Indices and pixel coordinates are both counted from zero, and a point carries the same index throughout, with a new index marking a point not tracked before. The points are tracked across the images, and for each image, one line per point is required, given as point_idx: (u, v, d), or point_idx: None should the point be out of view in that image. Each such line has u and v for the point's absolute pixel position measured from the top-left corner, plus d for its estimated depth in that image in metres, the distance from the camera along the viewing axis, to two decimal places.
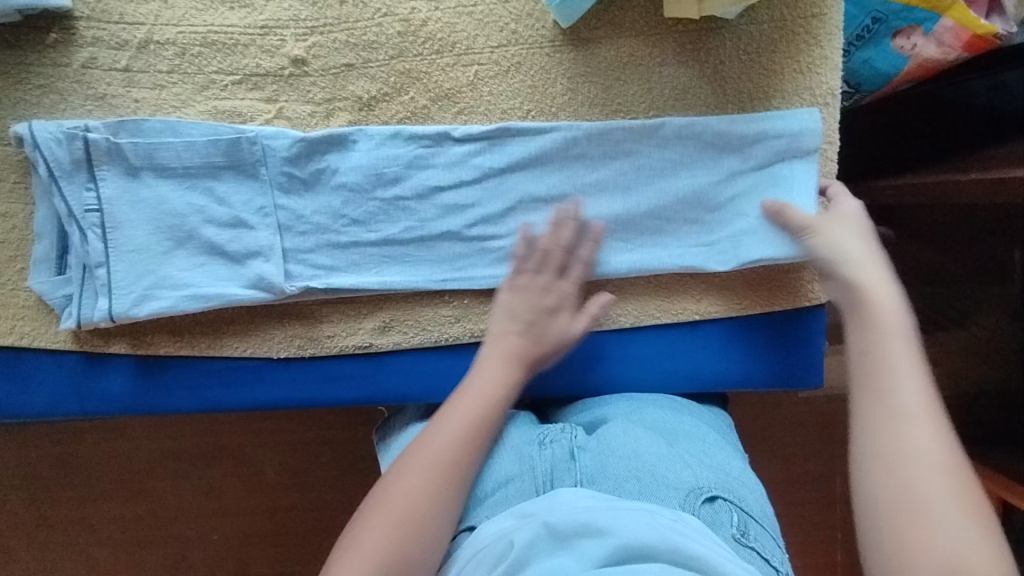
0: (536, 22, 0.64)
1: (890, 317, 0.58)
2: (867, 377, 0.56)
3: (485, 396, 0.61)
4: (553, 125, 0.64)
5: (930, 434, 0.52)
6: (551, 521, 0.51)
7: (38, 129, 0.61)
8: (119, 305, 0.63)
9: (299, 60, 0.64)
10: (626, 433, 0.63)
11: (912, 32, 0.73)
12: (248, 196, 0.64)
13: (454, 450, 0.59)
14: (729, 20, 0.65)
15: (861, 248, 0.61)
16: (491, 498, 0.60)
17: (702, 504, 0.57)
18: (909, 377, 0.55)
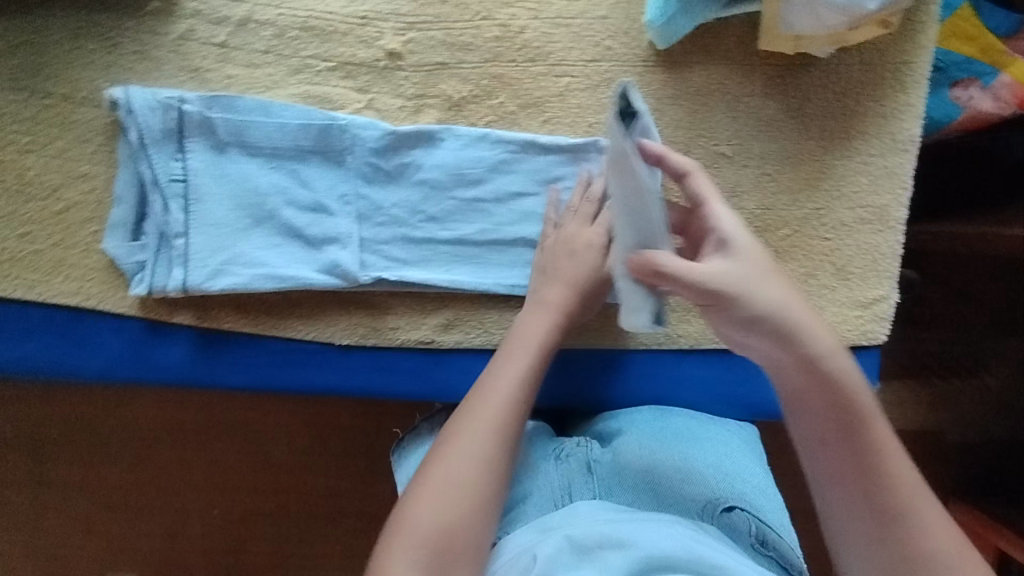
0: (631, 41, 0.65)
1: (864, 401, 0.53)
2: (870, 475, 0.52)
3: (532, 354, 0.58)
4: None
5: (929, 535, 0.51)
6: (574, 534, 0.51)
7: (134, 95, 0.62)
8: (194, 276, 0.64)
9: (395, 54, 0.65)
10: (643, 446, 0.63)
11: (969, 84, 0.73)
12: (331, 182, 0.65)
13: (508, 413, 0.55)
14: (819, 59, 0.66)
15: (785, 300, 0.52)
16: (511, 513, 0.61)
17: (720, 514, 0.60)
18: (903, 469, 0.52)
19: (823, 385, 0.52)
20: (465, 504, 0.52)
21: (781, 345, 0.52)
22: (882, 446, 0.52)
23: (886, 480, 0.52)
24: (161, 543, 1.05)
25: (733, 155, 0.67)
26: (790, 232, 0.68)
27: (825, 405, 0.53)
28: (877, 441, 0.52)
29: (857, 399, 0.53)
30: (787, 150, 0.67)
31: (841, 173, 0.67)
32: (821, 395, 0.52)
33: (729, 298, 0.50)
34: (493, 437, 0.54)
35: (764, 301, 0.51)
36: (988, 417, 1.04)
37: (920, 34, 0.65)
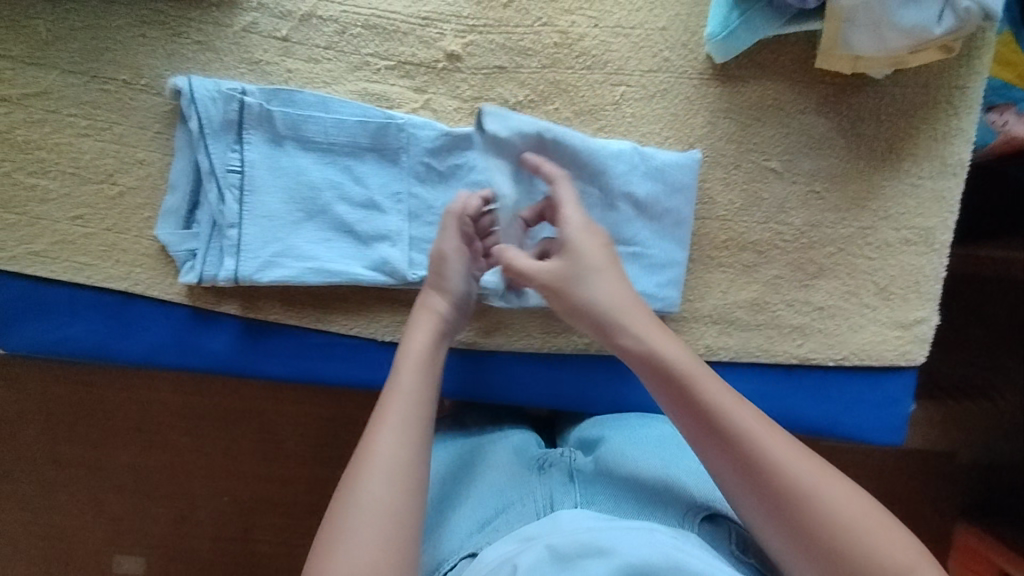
0: (689, 53, 0.66)
1: (709, 392, 0.53)
2: (747, 466, 0.50)
3: (420, 362, 0.58)
4: (690, 153, 0.66)
5: (831, 506, 0.48)
6: (555, 544, 0.49)
7: (196, 85, 0.62)
8: (245, 267, 0.64)
9: (454, 56, 0.65)
10: (627, 454, 0.63)
11: (1004, 110, 0.73)
12: (384, 179, 0.66)
13: (405, 431, 0.54)
14: (875, 79, 0.66)
15: (615, 292, 0.57)
16: (488, 526, 0.58)
17: (701, 523, 0.57)
18: (782, 444, 0.51)
19: (663, 383, 0.54)
20: (385, 539, 0.49)
21: (614, 331, 0.56)
22: (750, 430, 0.51)
23: (769, 463, 0.50)
24: (180, 527, 1.06)
25: (783, 171, 0.67)
26: (836, 250, 0.69)
27: (673, 404, 0.54)
28: (737, 427, 0.51)
29: (694, 374, 0.53)
30: (838, 168, 0.67)
31: (889, 194, 0.68)
32: (667, 395, 0.54)
33: (565, 288, 0.58)
34: (398, 464, 0.52)
35: (595, 287, 0.57)
36: (1000, 439, 1.06)
37: (975, 60, 0.65)
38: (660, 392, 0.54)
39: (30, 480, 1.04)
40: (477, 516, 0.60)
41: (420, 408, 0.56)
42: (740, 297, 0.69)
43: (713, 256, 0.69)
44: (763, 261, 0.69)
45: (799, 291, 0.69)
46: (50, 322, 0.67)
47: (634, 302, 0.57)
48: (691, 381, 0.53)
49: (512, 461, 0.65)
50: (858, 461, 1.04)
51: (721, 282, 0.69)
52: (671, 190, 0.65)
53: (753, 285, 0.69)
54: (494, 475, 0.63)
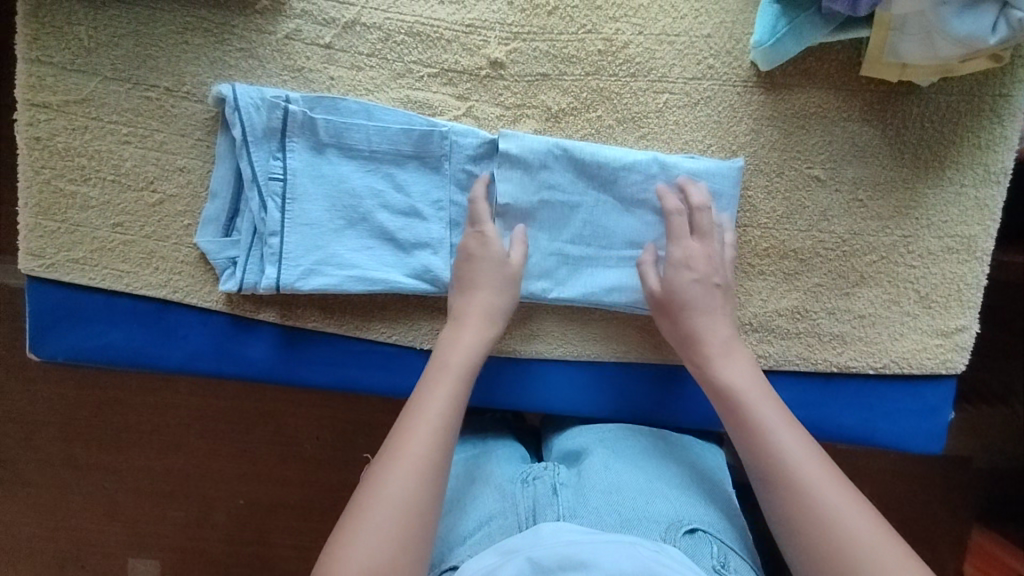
0: (733, 61, 0.65)
1: (758, 407, 0.59)
2: (786, 481, 0.56)
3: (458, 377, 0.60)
4: (732, 161, 0.65)
5: (859, 537, 0.52)
6: (536, 557, 0.49)
7: (240, 92, 0.62)
8: (286, 275, 0.64)
9: (498, 63, 0.65)
10: (608, 467, 0.64)
11: None
12: (426, 187, 0.65)
13: (434, 432, 0.57)
14: (919, 87, 0.66)
15: (711, 327, 0.63)
16: (471, 538, 0.60)
17: (683, 536, 0.57)
18: (823, 471, 0.56)
19: (723, 403, 0.61)
20: (403, 551, 0.51)
21: (689, 351, 0.64)
22: (790, 447, 0.57)
23: (806, 484, 0.55)
24: (202, 533, 1.05)
25: (826, 179, 0.67)
26: (878, 259, 0.68)
27: (729, 416, 0.61)
28: (784, 446, 0.57)
29: (753, 392, 0.60)
30: (880, 176, 0.67)
31: (933, 202, 0.67)
32: (720, 407, 0.61)
33: (686, 310, 0.63)
34: (419, 471, 0.54)
35: (708, 320, 0.63)
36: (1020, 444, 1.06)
37: (1019, 68, 0.65)
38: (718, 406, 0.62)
39: (53, 486, 1.04)
40: (460, 530, 0.61)
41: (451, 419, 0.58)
42: (780, 305, 0.69)
43: (755, 264, 0.68)
44: (805, 269, 0.68)
45: (841, 299, 0.69)
46: (87, 330, 0.67)
47: (723, 336, 0.63)
48: (751, 397, 0.60)
49: (495, 475, 0.66)
50: (880, 465, 1.04)
51: (762, 290, 0.69)
52: (707, 195, 0.65)
53: (794, 293, 0.69)
54: (480, 489, 0.64)
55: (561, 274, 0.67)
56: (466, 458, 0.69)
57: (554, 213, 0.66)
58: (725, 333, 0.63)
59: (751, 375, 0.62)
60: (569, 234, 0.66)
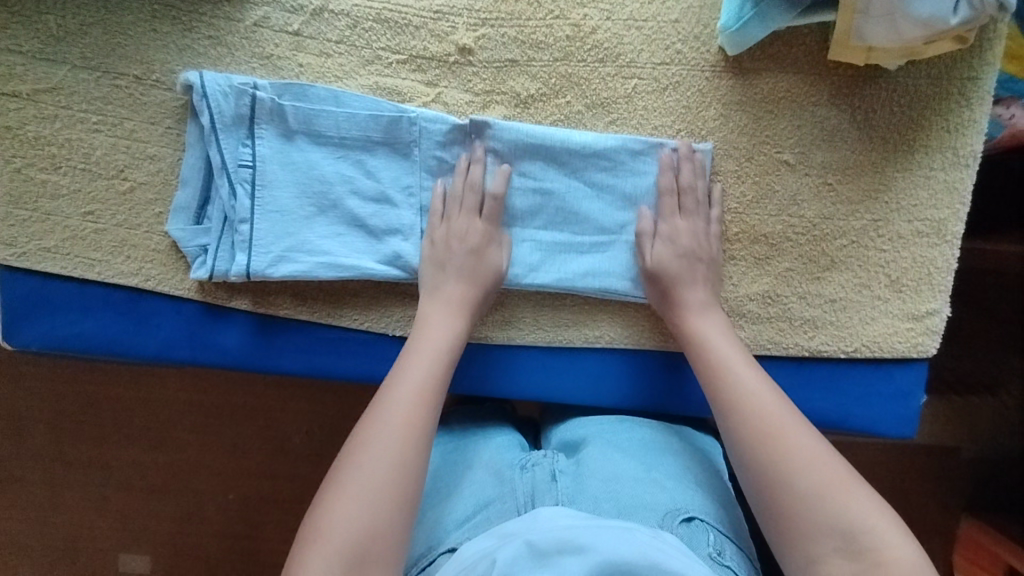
0: (701, 46, 0.66)
1: (733, 361, 0.62)
2: (756, 431, 0.57)
3: (438, 352, 0.61)
4: (701, 146, 0.66)
5: (826, 484, 0.53)
6: (533, 540, 0.48)
7: (207, 79, 0.62)
8: (257, 262, 0.64)
9: (466, 49, 0.65)
10: (607, 456, 0.64)
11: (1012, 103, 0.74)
12: (396, 173, 0.65)
13: (415, 399, 0.58)
14: (887, 71, 0.66)
15: (692, 292, 0.65)
16: (469, 522, 0.60)
17: (679, 524, 0.58)
18: (803, 432, 0.56)
19: (698, 359, 0.63)
20: (380, 523, 0.52)
21: (672, 313, 0.65)
22: (761, 399, 0.58)
23: (780, 439, 0.56)
24: (186, 525, 1.05)
25: (795, 163, 0.67)
26: (848, 243, 0.69)
27: (704, 369, 0.62)
28: (758, 402, 0.58)
29: (730, 349, 0.62)
30: (850, 160, 0.67)
31: (901, 185, 0.68)
32: (698, 361, 0.63)
33: (670, 278, 0.65)
34: (402, 438, 0.56)
35: (687, 283, 0.65)
36: (1002, 432, 1.07)
37: (987, 51, 0.65)
38: (696, 360, 0.63)
39: (39, 478, 1.04)
40: (459, 513, 0.61)
41: (433, 395, 0.59)
42: (751, 290, 0.69)
43: (726, 248, 0.69)
44: (775, 254, 0.69)
45: (812, 284, 0.69)
46: (60, 318, 0.67)
47: (703, 300, 0.65)
48: (727, 353, 0.62)
49: (493, 460, 0.66)
50: (863, 454, 1.05)
51: (733, 274, 0.69)
52: (695, 170, 0.66)
53: (764, 277, 0.69)
54: (478, 473, 0.65)
55: (534, 260, 0.67)
56: (463, 445, 0.69)
57: (525, 197, 0.66)
58: (705, 299, 0.65)
59: (726, 336, 0.64)
60: (542, 219, 0.67)
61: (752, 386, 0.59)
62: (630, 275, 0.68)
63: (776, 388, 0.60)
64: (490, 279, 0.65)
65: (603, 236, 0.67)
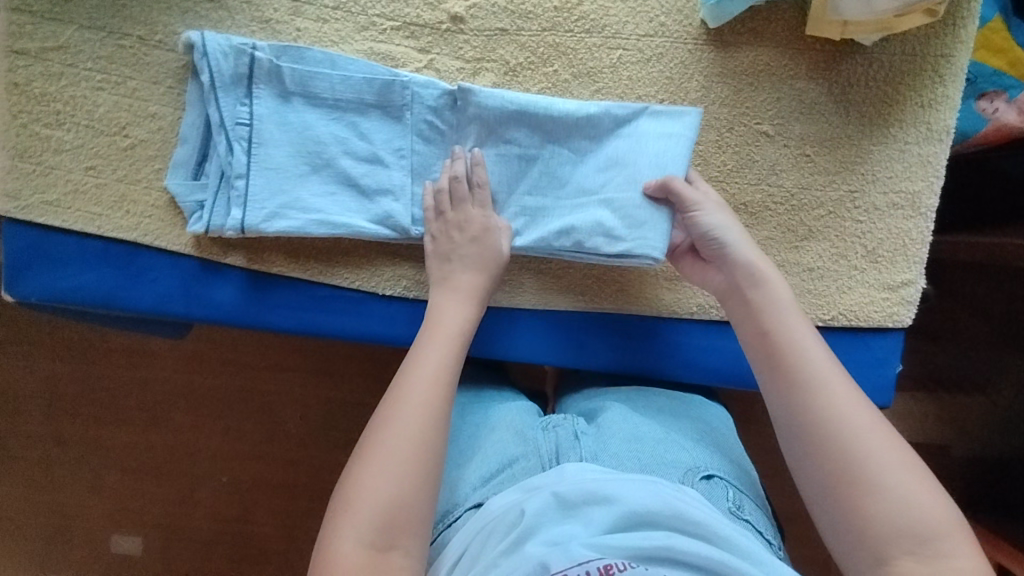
0: (684, 19, 0.68)
1: (797, 334, 0.60)
2: (817, 407, 0.56)
3: (455, 337, 0.63)
4: (683, 108, 0.67)
5: (885, 463, 0.53)
6: (561, 492, 0.54)
7: (209, 39, 0.65)
8: (251, 217, 0.66)
9: (458, 18, 0.68)
10: (627, 419, 0.67)
11: (995, 97, 0.77)
12: (388, 135, 0.68)
13: (436, 380, 0.60)
14: (863, 47, 0.69)
15: (745, 245, 0.64)
16: (495, 479, 0.63)
17: (700, 480, 0.62)
18: (876, 430, 0.55)
19: (759, 329, 0.61)
20: (404, 492, 0.54)
21: (726, 263, 0.64)
22: (823, 376, 0.57)
23: (840, 416, 0.55)
24: (180, 496, 1.07)
25: (774, 134, 0.69)
26: (825, 213, 0.71)
27: (763, 341, 0.61)
28: (821, 379, 0.57)
29: (793, 323, 0.61)
30: (827, 133, 0.69)
31: (877, 158, 0.70)
32: (755, 332, 0.62)
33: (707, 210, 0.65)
34: (424, 417, 0.57)
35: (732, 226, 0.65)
36: (985, 422, 1.08)
37: (960, 30, 0.68)
38: (754, 330, 0.62)
39: (36, 446, 1.06)
40: (482, 470, 0.64)
41: (449, 382, 0.60)
42: None
43: None
44: (755, 222, 0.70)
45: (790, 252, 0.71)
46: (59, 271, 0.69)
47: (755, 252, 0.64)
48: (791, 326, 0.60)
49: (515, 422, 0.69)
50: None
51: None
52: (682, 143, 0.67)
53: None
54: (499, 435, 0.67)
55: (516, 225, 0.69)
56: (482, 408, 0.72)
57: (506, 161, 0.68)
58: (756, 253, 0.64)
59: (790, 308, 0.62)
60: (528, 182, 0.69)
61: (816, 361, 0.58)
62: (600, 233, 0.67)
63: (836, 363, 0.59)
64: (495, 258, 0.66)
65: (577, 199, 0.68)
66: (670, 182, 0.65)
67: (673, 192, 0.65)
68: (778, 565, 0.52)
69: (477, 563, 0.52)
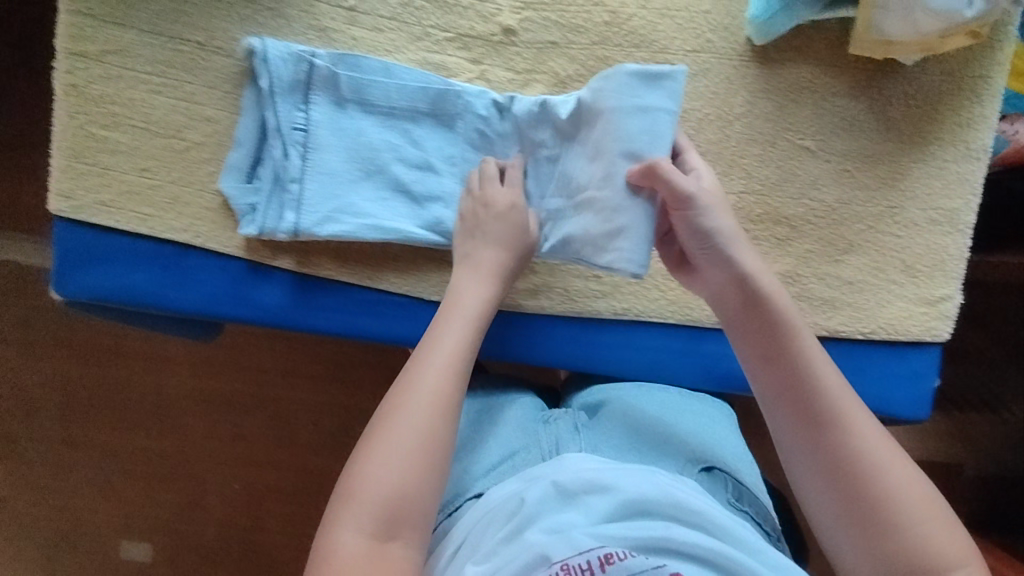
0: (730, 36, 0.70)
1: (812, 361, 0.59)
2: (833, 439, 0.57)
3: (468, 330, 0.62)
4: (661, 74, 0.62)
5: (901, 496, 0.54)
6: (560, 481, 0.56)
7: (269, 46, 0.66)
8: (306, 220, 0.67)
9: (510, 30, 0.69)
10: (630, 411, 0.68)
11: (1014, 121, 0.79)
12: (440, 143, 0.69)
13: (448, 371, 0.59)
14: (903, 67, 0.70)
15: (745, 253, 0.61)
16: (497, 469, 0.63)
17: (699, 473, 0.64)
18: (893, 461, 0.55)
19: (770, 352, 0.60)
20: (407, 482, 0.54)
21: (723, 268, 0.61)
22: (840, 406, 0.57)
23: (859, 449, 0.56)
24: (202, 501, 1.06)
25: (815, 150, 0.71)
26: (865, 228, 0.72)
27: (774, 365, 0.60)
28: (836, 409, 0.57)
29: (806, 347, 0.59)
30: (868, 149, 0.71)
31: (916, 175, 0.71)
32: (765, 356, 0.60)
33: (698, 205, 0.61)
34: (432, 407, 0.57)
35: (722, 221, 0.62)
36: (1005, 440, 1.09)
37: (997, 53, 0.70)
38: (763, 350, 0.60)
39: (58, 446, 1.05)
40: (485, 461, 0.64)
41: (460, 374, 0.60)
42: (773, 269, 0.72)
43: (749, 229, 0.71)
44: (796, 235, 0.72)
45: (830, 266, 0.72)
46: (109, 270, 0.70)
47: (752, 256, 0.62)
48: (806, 351, 0.59)
49: (517, 417, 0.68)
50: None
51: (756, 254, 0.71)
52: (659, 113, 0.63)
53: (786, 258, 0.72)
54: (503, 430, 0.67)
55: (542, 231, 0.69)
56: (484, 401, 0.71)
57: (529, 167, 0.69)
58: (753, 259, 0.62)
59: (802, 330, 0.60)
60: (551, 185, 0.69)
61: (832, 390, 0.58)
62: (589, 241, 0.65)
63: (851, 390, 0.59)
64: (520, 250, 0.66)
65: (573, 199, 0.67)
66: (657, 171, 0.61)
67: (659, 184, 0.61)
68: (774, 554, 0.55)
69: (478, 549, 0.54)
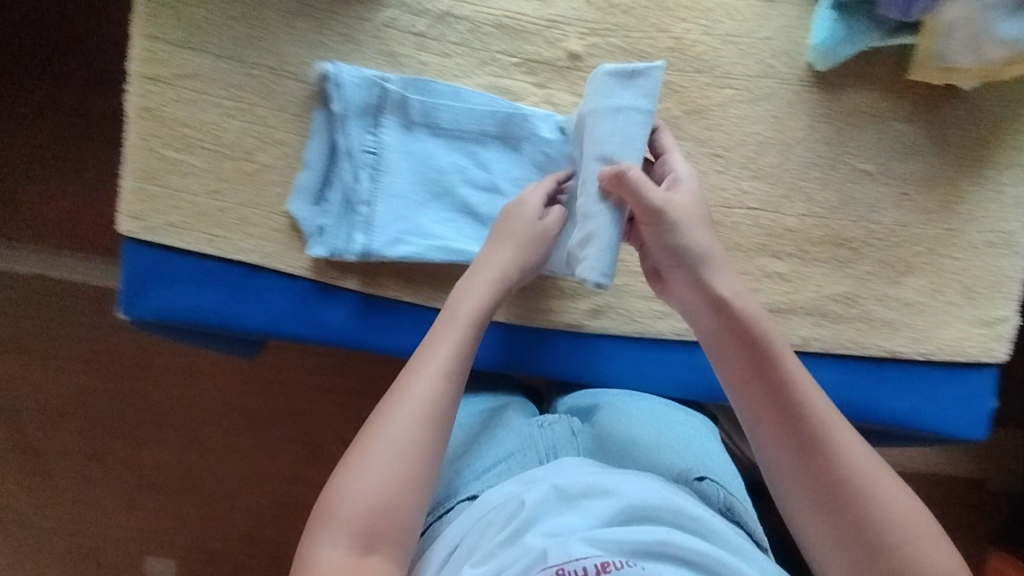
0: (792, 61, 0.71)
1: (796, 382, 0.58)
2: (823, 461, 0.56)
3: (465, 341, 0.60)
4: (632, 71, 0.60)
5: (892, 518, 0.55)
6: (561, 485, 0.56)
7: (343, 71, 0.67)
8: (376, 242, 0.68)
9: (575, 56, 0.71)
10: (622, 416, 0.69)
11: None
12: (505, 165, 0.70)
13: (440, 384, 0.58)
14: (961, 92, 0.72)
15: (727, 276, 0.60)
16: (487, 474, 0.65)
17: (692, 482, 0.65)
18: (884, 483, 0.56)
19: (757, 372, 0.59)
20: (394, 494, 0.55)
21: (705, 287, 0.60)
22: (829, 428, 0.57)
23: (848, 471, 0.56)
24: (241, 518, 1.06)
25: (875, 173, 0.72)
26: (924, 250, 0.73)
27: (761, 386, 0.59)
28: (824, 431, 0.57)
29: (792, 367, 0.59)
30: (926, 173, 0.72)
31: (974, 198, 0.72)
32: (753, 376, 0.59)
33: (666, 217, 0.59)
34: (424, 418, 0.57)
35: (692, 235, 0.60)
36: None
37: None
38: (746, 368, 0.59)
39: (97, 462, 1.05)
40: (478, 463, 0.66)
41: (452, 385, 0.59)
42: (834, 290, 0.72)
43: (809, 250, 0.72)
44: (856, 257, 0.73)
45: (890, 287, 0.73)
46: (176, 290, 0.70)
47: (729, 270, 0.61)
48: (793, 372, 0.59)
49: (513, 421, 0.71)
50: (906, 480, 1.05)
51: (817, 275, 0.72)
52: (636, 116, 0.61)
53: (846, 279, 0.73)
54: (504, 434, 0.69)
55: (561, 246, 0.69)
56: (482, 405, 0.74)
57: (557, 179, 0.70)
58: (728, 273, 0.61)
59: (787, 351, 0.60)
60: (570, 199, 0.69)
61: (821, 412, 0.58)
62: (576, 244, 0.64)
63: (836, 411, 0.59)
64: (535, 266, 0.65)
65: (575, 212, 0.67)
66: (623, 180, 0.58)
67: (626, 194, 0.59)
68: (759, 561, 0.56)
69: (474, 553, 0.54)
